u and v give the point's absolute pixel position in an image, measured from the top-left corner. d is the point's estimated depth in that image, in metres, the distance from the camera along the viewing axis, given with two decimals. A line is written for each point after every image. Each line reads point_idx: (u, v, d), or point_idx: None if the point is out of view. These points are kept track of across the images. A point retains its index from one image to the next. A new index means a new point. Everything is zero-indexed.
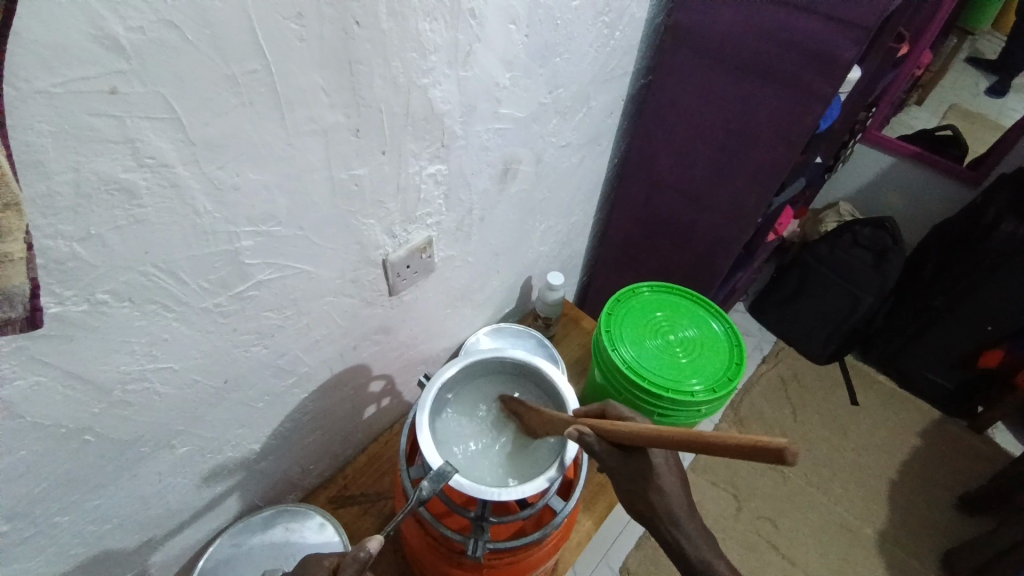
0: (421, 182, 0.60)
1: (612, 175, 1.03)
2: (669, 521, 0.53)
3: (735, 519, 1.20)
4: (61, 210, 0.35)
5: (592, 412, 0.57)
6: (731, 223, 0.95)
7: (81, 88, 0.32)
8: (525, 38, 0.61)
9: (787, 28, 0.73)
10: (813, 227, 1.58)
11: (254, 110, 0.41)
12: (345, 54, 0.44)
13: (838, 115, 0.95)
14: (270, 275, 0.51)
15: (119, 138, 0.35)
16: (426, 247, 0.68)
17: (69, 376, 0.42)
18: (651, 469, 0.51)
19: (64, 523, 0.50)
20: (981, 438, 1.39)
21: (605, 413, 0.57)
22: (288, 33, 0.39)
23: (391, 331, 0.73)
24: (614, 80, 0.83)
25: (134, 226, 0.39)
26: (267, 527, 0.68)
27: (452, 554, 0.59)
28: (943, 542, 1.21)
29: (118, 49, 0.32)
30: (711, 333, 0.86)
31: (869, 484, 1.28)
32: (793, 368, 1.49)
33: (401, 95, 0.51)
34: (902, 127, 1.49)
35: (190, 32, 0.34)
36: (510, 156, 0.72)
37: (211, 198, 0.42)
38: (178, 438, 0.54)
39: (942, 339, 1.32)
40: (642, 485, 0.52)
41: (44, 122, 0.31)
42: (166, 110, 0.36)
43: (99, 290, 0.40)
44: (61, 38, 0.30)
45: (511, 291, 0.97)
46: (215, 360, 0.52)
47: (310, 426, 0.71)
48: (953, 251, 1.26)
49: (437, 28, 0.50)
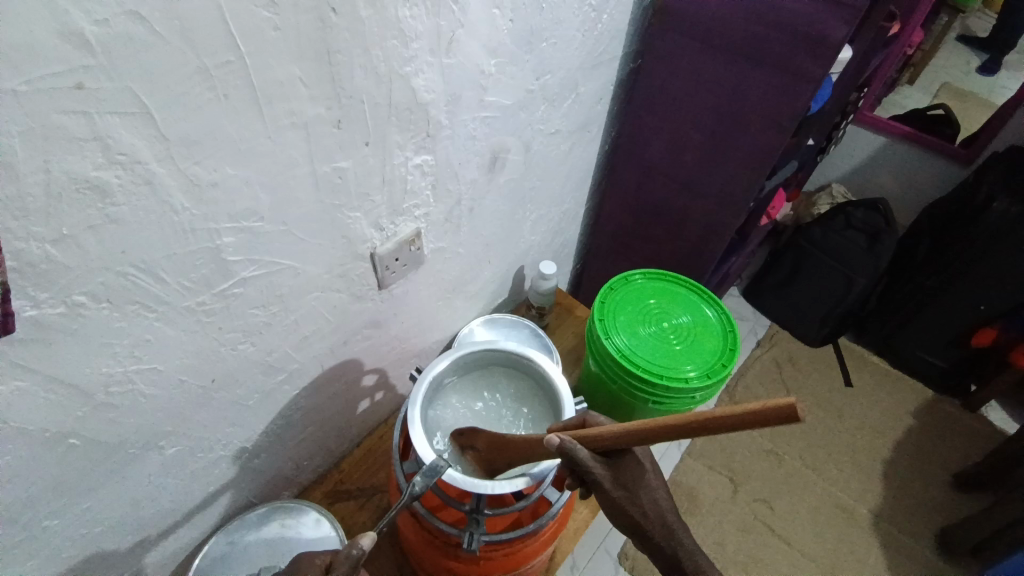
0: (407, 173, 0.59)
1: (603, 162, 1.02)
2: (661, 526, 0.53)
3: (731, 503, 1.21)
4: (32, 211, 0.34)
5: (571, 424, 0.54)
6: (725, 208, 0.94)
7: (48, 84, 0.31)
8: (510, 24, 0.59)
9: (777, 7, 0.72)
10: (806, 209, 1.57)
11: (229, 103, 0.39)
12: (324, 44, 0.43)
13: (829, 96, 0.94)
14: (255, 272, 0.51)
15: (89, 136, 0.34)
16: (414, 240, 0.67)
17: (52, 380, 0.41)
18: (639, 478, 0.52)
19: (55, 527, 0.49)
20: (974, 416, 1.40)
21: (585, 423, 0.54)
22: (262, 23, 0.38)
23: (382, 325, 0.73)
24: (603, 64, 0.82)
25: (109, 226, 0.38)
26: (263, 524, 0.68)
27: (449, 546, 0.59)
28: (938, 519, 1.23)
29: (83, 45, 0.31)
30: (704, 319, 0.86)
31: (864, 465, 1.29)
32: (788, 351, 1.49)
33: (383, 85, 0.50)
34: (894, 108, 1.47)
35: (157, 25, 0.33)
36: (498, 145, 0.71)
37: (188, 194, 0.41)
38: (168, 439, 0.54)
39: (938, 319, 1.32)
40: (638, 488, 0.52)
41: (11, 122, 0.30)
42: (136, 106, 0.35)
43: (77, 292, 0.39)
44: (23, 35, 0.29)
45: (503, 282, 0.97)
46: (203, 360, 0.52)
47: (302, 423, 0.71)
48: (948, 230, 1.26)
49: (417, 15, 0.48)
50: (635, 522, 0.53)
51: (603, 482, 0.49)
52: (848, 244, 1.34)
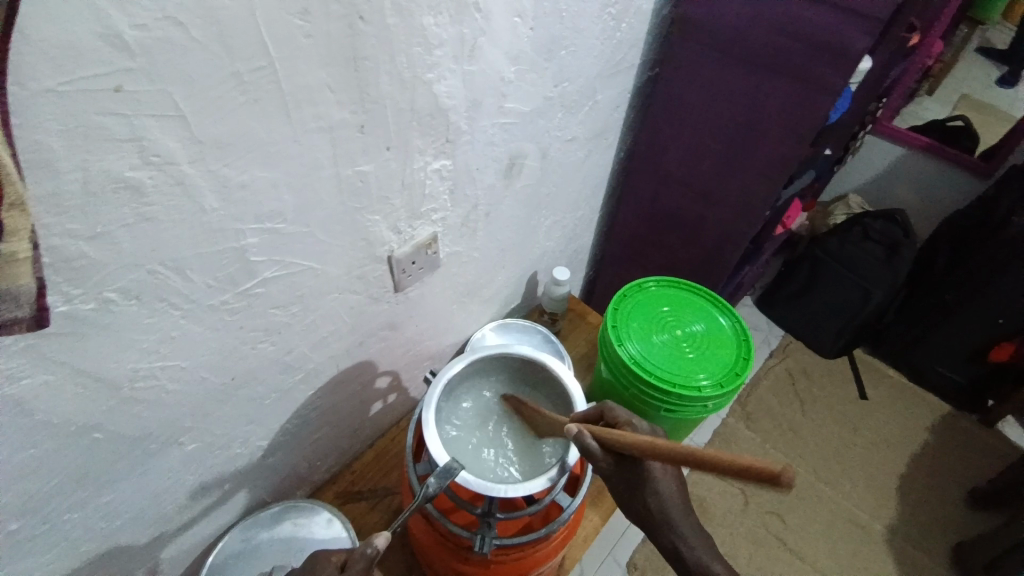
0: (426, 178, 0.60)
1: (619, 170, 1.03)
2: (671, 531, 0.53)
3: (742, 514, 1.20)
4: (69, 209, 0.35)
5: (591, 415, 0.56)
6: (740, 216, 0.94)
7: (88, 86, 0.32)
8: (530, 32, 0.60)
9: (797, 20, 0.72)
10: (821, 220, 1.56)
11: (260, 107, 0.40)
12: (352, 51, 0.44)
13: (848, 106, 0.94)
14: (278, 272, 0.52)
15: (126, 137, 0.35)
16: (431, 244, 0.67)
17: (79, 374, 0.42)
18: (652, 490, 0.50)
19: (76, 519, 0.50)
20: (991, 431, 1.38)
21: (603, 415, 0.56)
22: (294, 30, 0.39)
23: (397, 327, 0.73)
24: (621, 73, 0.82)
25: (142, 224, 0.39)
26: (277, 522, 0.69)
27: (459, 549, 0.60)
28: (953, 536, 1.21)
29: (124, 47, 0.32)
30: (718, 328, 0.85)
31: (877, 480, 1.27)
32: (801, 362, 1.48)
33: (407, 91, 0.51)
34: (913, 118, 1.47)
35: (195, 30, 0.34)
36: (516, 152, 0.72)
37: (217, 196, 0.42)
38: (187, 435, 0.55)
39: (956, 332, 1.30)
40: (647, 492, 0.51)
41: (50, 121, 0.31)
42: (173, 109, 0.36)
43: (108, 289, 0.40)
44: (68, 37, 0.30)
45: (516, 288, 0.97)
46: (224, 358, 0.52)
47: (318, 422, 0.71)
48: (968, 244, 1.25)
49: (441, 23, 0.49)
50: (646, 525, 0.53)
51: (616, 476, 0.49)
52: (865, 254, 1.33)
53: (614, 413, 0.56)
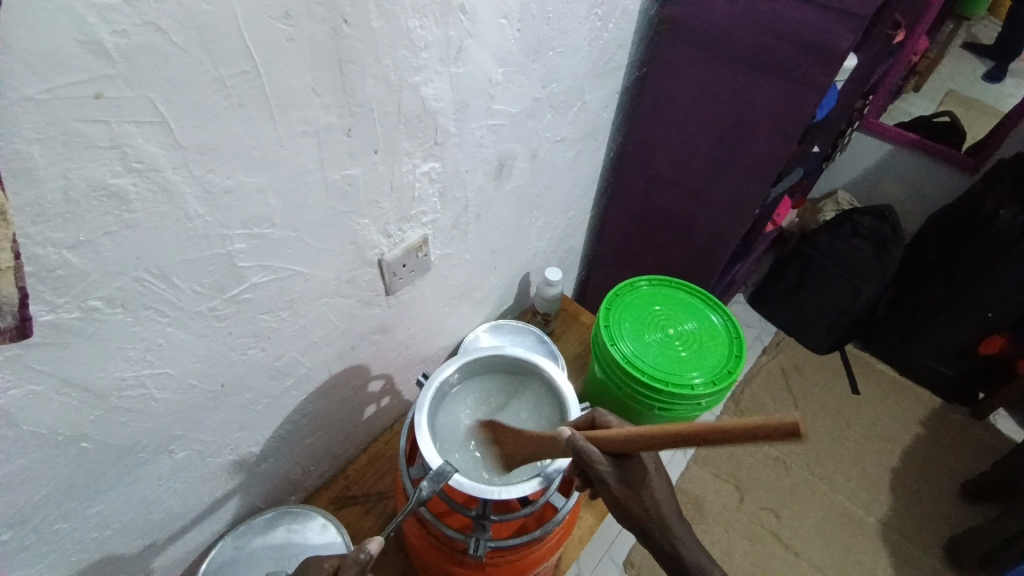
0: (415, 181, 0.60)
1: (609, 170, 1.03)
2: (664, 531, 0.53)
3: (737, 511, 1.20)
4: (51, 217, 0.34)
5: (580, 423, 0.56)
6: (730, 215, 0.94)
7: (69, 93, 0.31)
8: (517, 33, 0.60)
9: (782, 18, 0.73)
10: (812, 216, 1.56)
11: (245, 112, 0.40)
12: (336, 54, 0.43)
13: (835, 104, 0.94)
14: (266, 277, 0.51)
15: (108, 143, 0.34)
16: (422, 246, 0.67)
17: (66, 384, 0.41)
18: (644, 492, 0.51)
19: (65, 530, 0.50)
20: (982, 424, 1.39)
21: (594, 422, 0.55)
22: (277, 34, 0.39)
23: (389, 330, 0.73)
24: (610, 73, 0.82)
25: (126, 232, 0.38)
26: (271, 528, 0.68)
27: (454, 552, 0.60)
28: (946, 528, 1.22)
29: (103, 54, 0.32)
30: (710, 326, 0.86)
31: (871, 474, 1.28)
32: (793, 359, 1.48)
33: (393, 93, 0.50)
34: (900, 114, 1.47)
35: (176, 35, 0.34)
36: (506, 153, 0.71)
37: (203, 201, 0.42)
38: (177, 443, 0.54)
39: (946, 327, 1.31)
40: (637, 493, 0.51)
41: (29, 129, 0.31)
42: (155, 115, 0.36)
43: (92, 297, 0.39)
44: (47, 45, 0.30)
45: (509, 289, 0.97)
46: (213, 364, 0.52)
47: (311, 427, 0.71)
48: (956, 239, 1.26)
49: (426, 25, 0.49)
50: (639, 527, 0.53)
51: (607, 479, 0.49)
52: (854, 251, 1.34)
53: (606, 420, 0.55)
